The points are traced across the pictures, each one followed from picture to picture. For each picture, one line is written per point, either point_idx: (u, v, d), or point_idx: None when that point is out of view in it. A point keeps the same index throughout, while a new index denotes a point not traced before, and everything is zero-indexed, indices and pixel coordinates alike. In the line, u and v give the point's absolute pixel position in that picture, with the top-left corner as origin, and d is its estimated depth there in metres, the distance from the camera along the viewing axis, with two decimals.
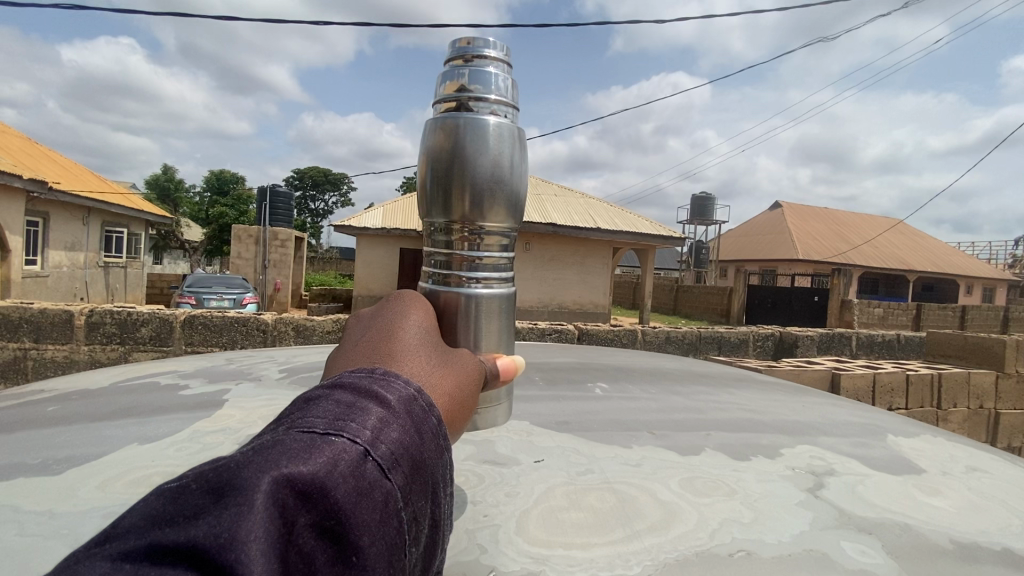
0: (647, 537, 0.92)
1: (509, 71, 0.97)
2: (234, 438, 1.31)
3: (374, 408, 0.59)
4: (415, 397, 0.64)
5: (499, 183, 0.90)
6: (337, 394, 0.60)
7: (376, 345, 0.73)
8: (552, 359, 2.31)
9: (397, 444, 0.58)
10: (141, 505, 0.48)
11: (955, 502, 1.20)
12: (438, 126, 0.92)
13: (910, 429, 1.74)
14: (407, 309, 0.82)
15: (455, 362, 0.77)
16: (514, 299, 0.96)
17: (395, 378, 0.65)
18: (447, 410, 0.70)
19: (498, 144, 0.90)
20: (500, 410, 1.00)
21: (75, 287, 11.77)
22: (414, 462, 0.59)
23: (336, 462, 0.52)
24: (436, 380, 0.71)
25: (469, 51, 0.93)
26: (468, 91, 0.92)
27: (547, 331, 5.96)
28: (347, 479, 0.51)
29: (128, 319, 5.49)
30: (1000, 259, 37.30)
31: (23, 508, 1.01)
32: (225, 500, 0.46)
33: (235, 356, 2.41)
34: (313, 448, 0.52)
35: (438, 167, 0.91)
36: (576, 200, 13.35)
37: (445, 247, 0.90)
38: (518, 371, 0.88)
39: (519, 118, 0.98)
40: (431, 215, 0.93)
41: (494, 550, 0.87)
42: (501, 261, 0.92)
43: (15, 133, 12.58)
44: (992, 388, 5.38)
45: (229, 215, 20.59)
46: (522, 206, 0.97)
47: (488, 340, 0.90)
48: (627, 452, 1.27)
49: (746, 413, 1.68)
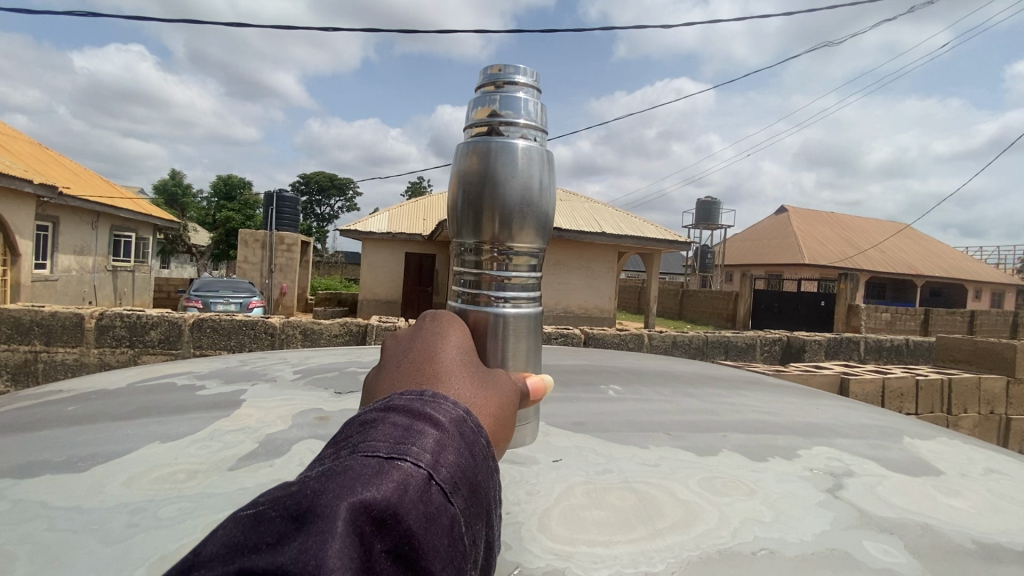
0: (669, 536, 0.93)
1: (538, 96, 0.97)
2: (255, 437, 1.33)
3: (430, 431, 0.61)
4: (465, 419, 0.66)
5: (529, 205, 0.91)
6: (393, 417, 0.62)
7: (420, 368, 0.74)
8: (563, 361, 2.30)
9: (455, 466, 0.59)
10: (221, 532, 0.49)
11: (975, 503, 1.19)
12: (469, 150, 0.93)
13: (927, 432, 1.73)
14: (446, 330, 0.83)
15: (494, 384, 0.78)
16: (541, 317, 0.97)
17: (445, 401, 0.67)
18: (492, 431, 0.72)
19: (528, 166, 0.91)
20: (528, 427, 1.00)
21: (83, 290, 11.89)
22: (470, 485, 0.60)
23: (405, 488, 0.53)
24: (482, 403, 0.73)
25: (501, 78, 0.94)
26: (499, 115, 0.93)
27: (554, 335, 5.99)
28: (417, 505, 0.53)
29: (138, 322, 5.55)
30: (1010, 265, 36.54)
31: (51, 503, 1.02)
32: (308, 526, 0.47)
33: (250, 358, 2.44)
34: (381, 474, 0.53)
35: (468, 189, 0.92)
36: (582, 206, 13.39)
37: (474, 267, 0.91)
38: (548, 390, 0.89)
39: (547, 141, 0.98)
40: (461, 236, 0.94)
41: (518, 548, 0.87)
42: (530, 280, 0.93)
43: (26, 139, 12.82)
44: (1003, 393, 5.33)
45: (236, 220, 20.78)
46: (549, 226, 0.98)
47: (517, 357, 0.91)
48: (644, 452, 1.28)
49: (762, 415, 1.68)
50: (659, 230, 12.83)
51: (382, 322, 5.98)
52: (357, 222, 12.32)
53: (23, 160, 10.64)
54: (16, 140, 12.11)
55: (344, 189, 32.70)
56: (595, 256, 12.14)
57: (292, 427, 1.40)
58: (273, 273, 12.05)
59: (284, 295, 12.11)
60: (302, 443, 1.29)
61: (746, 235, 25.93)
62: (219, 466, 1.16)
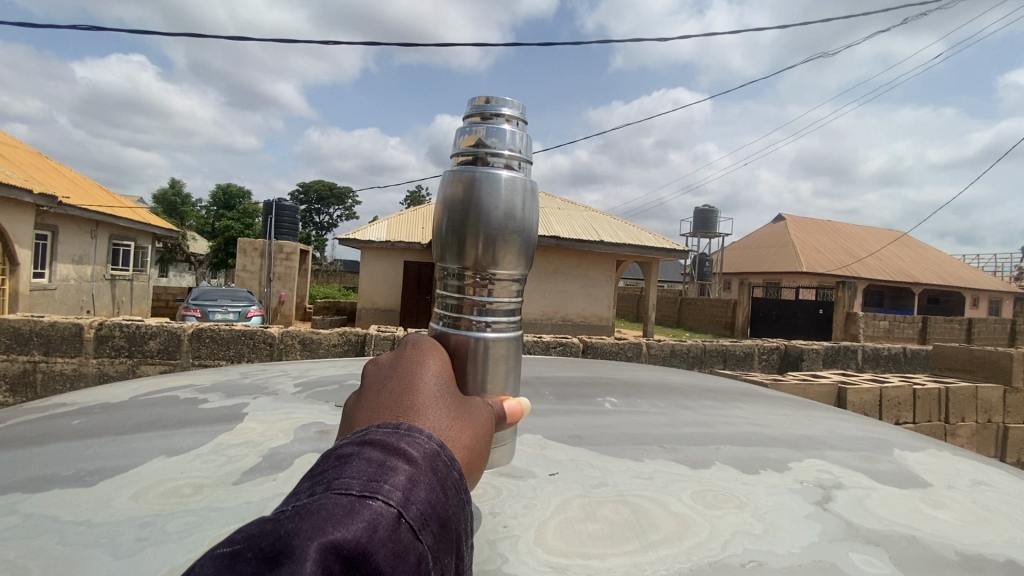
0: (662, 547, 0.96)
1: (523, 127, 1.02)
2: (258, 451, 1.36)
3: (402, 467, 0.65)
4: (439, 453, 0.70)
5: (511, 231, 0.94)
6: (368, 452, 0.65)
7: (399, 398, 0.77)
8: (560, 373, 2.34)
9: (425, 503, 0.63)
10: (198, 568, 0.53)
11: (960, 515, 1.22)
12: (455, 176, 0.97)
13: (918, 444, 1.77)
14: (425, 358, 0.86)
15: (469, 414, 0.82)
16: (520, 341, 1.00)
17: (419, 435, 0.71)
18: (466, 462, 0.75)
19: (511, 196, 0.95)
20: (507, 446, 1.03)
21: (81, 299, 11.91)
22: (440, 521, 0.64)
23: (375, 526, 0.57)
24: (456, 434, 0.76)
25: (488, 109, 0.98)
26: (484, 145, 0.97)
27: (552, 345, 6.02)
28: (386, 543, 0.56)
29: (137, 332, 5.57)
30: (1006, 273, 36.69)
31: (61, 518, 1.05)
32: (279, 568, 0.51)
33: (250, 370, 2.47)
34: (353, 514, 0.57)
35: (453, 215, 0.96)
36: (580, 214, 13.47)
37: (456, 291, 0.95)
38: (525, 413, 0.93)
39: (532, 169, 1.02)
40: (445, 261, 0.97)
41: (513, 559, 0.90)
42: (510, 305, 0.97)
43: (27, 150, 12.92)
44: (1000, 401, 5.39)
45: (234, 229, 20.83)
46: (531, 252, 1.01)
47: (496, 381, 0.94)
48: (639, 465, 1.31)
49: (755, 428, 1.71)
50: (656, 239, 12.89)
51: (381, 331, 6.01)
52: (357, 230, 12.39)
53: (23, 169, 10.72)
54: (15, 149, 12.18)
55: (343, 198, 32.84)
56: (593, 264, 12.19)
57: (294, 441, 1.43)
58: (272, 282, 12.08)
59: (283, 304, 12.14)
60: (304, 457, 1.32)
61: (744, 243, 26.09)
62: (224, 480, 1.19)
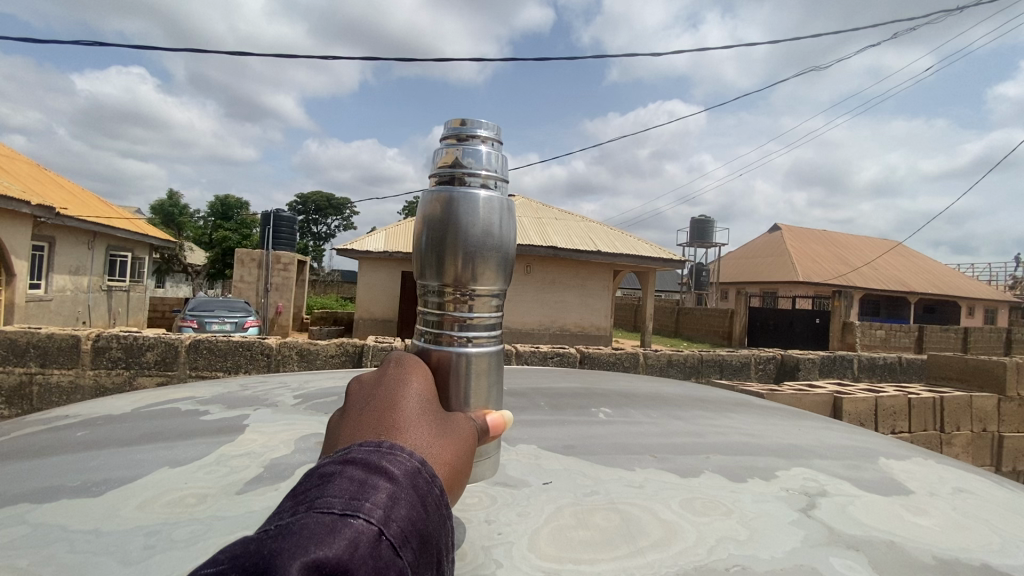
0: (649, 553, 1.00)
1: (498, 147, 1.07)
2: (258, 462, 1.40)
3: (383, 485, 0.69)
4: (419, 471, 0.74)
5: (489, 249, 0.99)
6: (350, 471, 0.70)
7: (382, 416, 0.82)
8: (557, 384, 2.37)
9: (406, 520, 0.67)
10: None
11: (939, 520, 1.27)
12: (433, 197, 1.02)
13: (902, 452, 1.82)
14: (408, 376, 0.91)
15: (452, 430, 0.87)
16: (501, 355, 1.05)
17: (400, 452, 0.75)
18: (447, 476, 0.80)
19: (488, 213, 1.00)
20: (491, 459, 1.08)
21: (78, 311, 11.90)
22: (421, 536, 0.68)
23: (356, 544, 0.61)
24: (437, 450, 0.81)
25: (463, 131, 1.04)
26: (461, 165, 1.02)
27: (550, 355, 6.06)
28: (366, 560, 0.60)
29: (134, 344, 5.58)
30: (998, 283, 36.99)
31: (70, 527, 1.08)
32: None
33: (250, 382, 2.50)
34: (334, 532, 0.61)
35: (432, 234, 1.01)
36: (576, 224, 13.57)
37: (437, 309, 1.00)
38: (506, 426, 0.98)
39: (508, 188, 1.08)
40: (426, 278, 1.02)
41: (505, 564, 0.94)
42: (491, 321, 1.02)
43: (26, 161, 13.00)
44: (995, 411, 5.41)
45: (233, 240, 20.89)
46: (511, 267, 1.06)
47: (478, 396, 0.99)
48: (631, 474, 1.35)
49: (744, 437, 1.76)
50: (652, 248, 13.00)
51: (379, 341, 6.04)
52: (353, 241, 12.43)
53: (21, 181, 10.79)
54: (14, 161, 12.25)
55: (341, 208, 32.93)
56: (590, 275, 12.24)
57: (295, 451, 1.47)
58: (269, 292, 12.10)
59: (280, 314, 12.18)
60: (303, 467, 1.36)
61: (740, 253, 26.30)
62: (227, 491, 1.23)
